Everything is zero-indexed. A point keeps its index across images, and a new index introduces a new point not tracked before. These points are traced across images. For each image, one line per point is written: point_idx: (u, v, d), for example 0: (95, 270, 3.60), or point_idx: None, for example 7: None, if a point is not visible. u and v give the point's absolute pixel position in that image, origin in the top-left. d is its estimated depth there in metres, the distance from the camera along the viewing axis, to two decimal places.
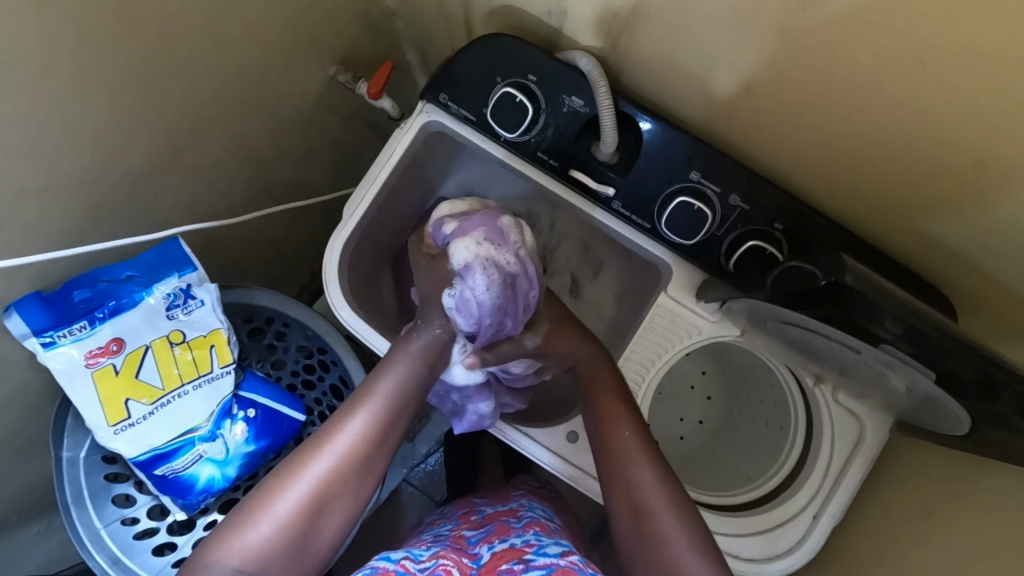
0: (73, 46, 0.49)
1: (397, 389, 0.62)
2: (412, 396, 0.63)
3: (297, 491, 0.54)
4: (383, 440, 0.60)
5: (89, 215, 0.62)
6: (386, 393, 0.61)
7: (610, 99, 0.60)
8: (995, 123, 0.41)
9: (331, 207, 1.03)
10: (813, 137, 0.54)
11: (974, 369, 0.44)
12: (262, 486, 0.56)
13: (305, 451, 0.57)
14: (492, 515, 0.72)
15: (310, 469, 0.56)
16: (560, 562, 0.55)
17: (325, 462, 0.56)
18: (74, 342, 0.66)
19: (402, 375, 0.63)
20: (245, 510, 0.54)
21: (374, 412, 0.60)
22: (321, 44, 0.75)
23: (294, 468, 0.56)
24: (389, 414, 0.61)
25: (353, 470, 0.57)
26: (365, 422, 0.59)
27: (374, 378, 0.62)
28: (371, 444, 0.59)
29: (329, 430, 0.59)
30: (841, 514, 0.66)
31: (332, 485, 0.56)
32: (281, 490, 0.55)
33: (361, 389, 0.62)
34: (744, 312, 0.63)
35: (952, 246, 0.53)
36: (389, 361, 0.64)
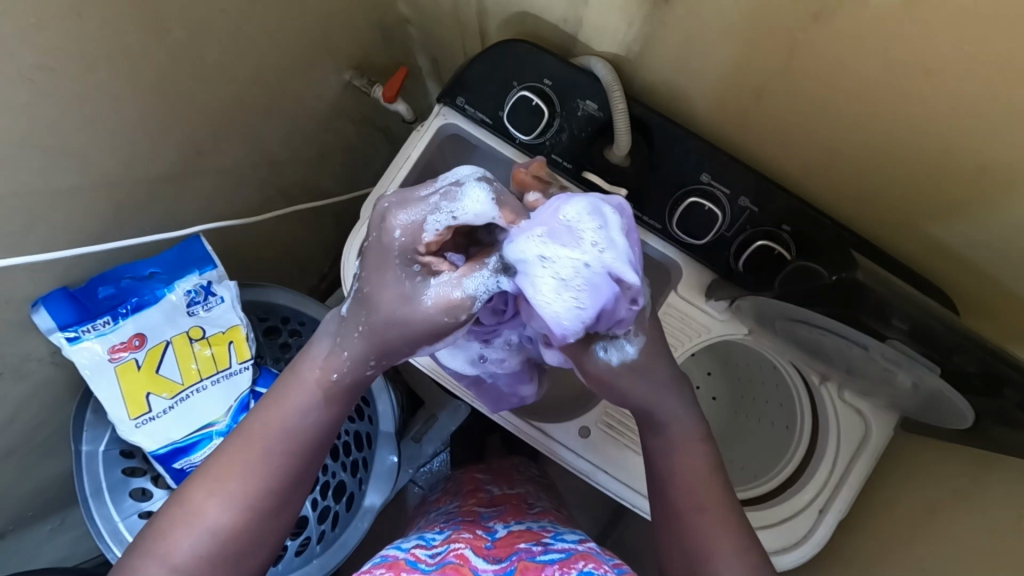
0: (109, 49, 0.51)
1: (300, 431, 0.53)
2: (322, 435, 0.54)
3: (190, 544, 0.50)
4: (288, 482, 0.53)
5: (114, 212, 0.63)
6: (286, 427, 0.52)
7: (624, 103, 0.61)
8: (1001, 126, 0.43)
9: (343, 209, 1.04)
10: (821, 141, 0.55)
11: (978, 362, 0.46)
12: (158, 526, 0.52)
13: (198, 494, 0.52)
14: (501, 497, 0.75)
15: (203, 520, 0.51)
16: (578, 547, 0.57)
17: (219, 512, 0.51)
18: (97, 337, 0.68)
19: (306, 413, 0.53)
20: (140, 555, 0.51)
21: (274, 452, 0.52)
22: (338, 49, 0.77)
23: (187, 515, 0.51)
24: (292, 451, 0.53)
25: (256, 516, 0.52)
26: (263, 464, 0.52)
27: (271, 414, 0.53)
28: (275, 488, 0.52)
29: (221, 472, 0.52)
30: (846, 509, 0.67)
31: (230, 535, 0.51)
32: (174, 539, 0.50)
33: (257, 425, 0.53)
34: (753, 311, 0.64)
35: (952, 244, 0.55)
36: (288, 394, 0.53)
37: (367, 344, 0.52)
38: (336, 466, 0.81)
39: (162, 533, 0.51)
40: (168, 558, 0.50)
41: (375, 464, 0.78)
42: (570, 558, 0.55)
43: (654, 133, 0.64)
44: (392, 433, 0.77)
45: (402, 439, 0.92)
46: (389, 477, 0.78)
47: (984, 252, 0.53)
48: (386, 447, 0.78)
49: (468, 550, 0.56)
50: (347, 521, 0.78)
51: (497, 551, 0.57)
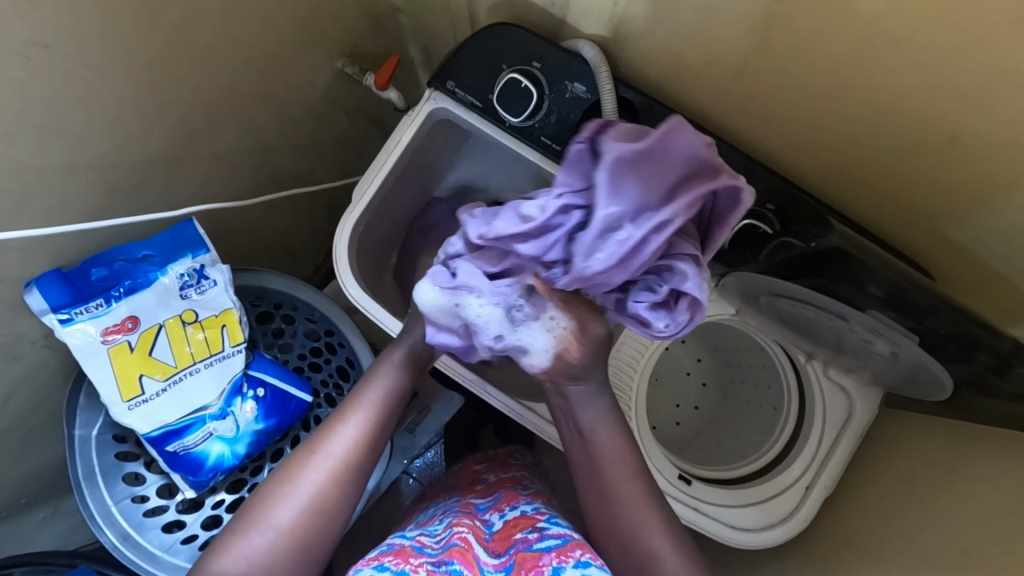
0: (101, 29, 0.52)
1: (384, 404, 0.64)
2: (398, 404, 0.65)
3: (294, 500, 0.57)
4: (372, 447, 0.62)
5: (106, 193, 0.64)
6: (373, 400, 0.64)
7: (612, 83, 0.63)
8: (973, 98, 0.44)
9: (335, 200, 1.05)
10: (802, 119, 0.56)
11: (953, 326, 0.46)
12: (259, 496, 0.58)
13: (299, 458, 0.60)
14: (497, 484, 0.75)
15: (305, 479, 0.58)
16: (573, 533, 0.56)
17: (320, 470, 0.59)
18: (91, 319, 0.68)
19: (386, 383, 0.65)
20: (246, 518, 0.57)
21: (364, 420, 0.62)
22: (330, 36, 0.78)
23: (290, 477, 0.58)
24: (379, 419, 0.63)
25: (348, 474, 0.60)
26: (356, 424, 0.62)
27: (360, 389, 0.64)
28: (362, 450, 0.61)
29: (321, 437, 0.61)
30: (832, 486, 0.68)
31: (327, 491, 0.59)
32: (279, 498, 0.57)
33: (352, 397, 0.64)
34: (738, 288, 0.67)
35: (934, 221, 0.56)
36: (376, 371, 0.66)
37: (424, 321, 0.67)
38: None
39: (267, 498, 0.58)
40: (273, 517, 0.56)
41: None
42: (566, 545, 0.54)
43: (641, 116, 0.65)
44: None
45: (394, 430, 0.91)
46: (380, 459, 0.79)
47: (957, 223, 0.55)
48: None
49: (471, 536, 0.57)
50: None
51: (496, 544, 0.58)
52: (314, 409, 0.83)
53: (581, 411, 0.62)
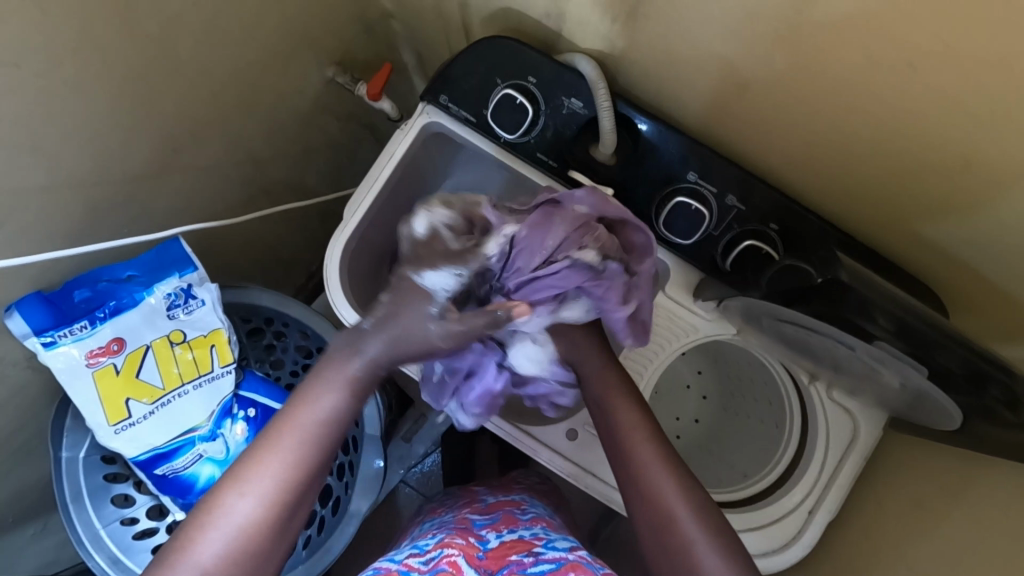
0: (76, 47, 0.50)
1: (322, 427, 0.56)
2: (338, 426, 0.57)
3: (215, 543, 0.51)
4: (310, 474, 0.55)
5: (88, 212, 0.62)
6: (311, 422, 0.55)
7: (610, 100, 0.60)
8: (987, 123, 0.42)
9: (329, 208, 1.03)
10: (808, 138, 0.54)
11: (964, 363, 0.46)
12: (180, 533, 0.52)
13: (224, 493, 0.53)
14: (496, 505, 0.73)
15: (229, 517, 0.52)
16: (569, 556, 0.56)
17: (247, 508, 0.52)
18: (75, 342, 0.66)
19: (325, 403, 0.56)
20: (161, 564, 0.50)
21: (299, 447, 0.55)
22: (320, 44, 0.76)
23: (212, 514, 0.52)
24: (316, 445, 0.56)
25: (279, 510, 0.53)
26: (288, 455, 0.54)
27: (296, 408, 0.56)
28: (298, 482, 0.54)
29: (249, 470, 0.53)
30: (836, 510, 0.67)
31: (255, 531, 0.52)
32: (198, 540, 0.51)
33: (285, 417, 0.56)
34: (741, 310, 0.64)
35: (941, 242, 0.55)
36: (313, 387, 0.57)
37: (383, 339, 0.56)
38: None
39: (186, 539, 0.51)
40: (193, 560, 0.50)
41: (361, 467, 0.77)
42: (560, 569, 0.53)
43: (640, 132, 0.63)
44: (378, 434, 0.76)
45: (390, 439, 0.91)
46: (373, 481, 0.77)
47: (969, 246, 0.53)
48: (371, 451, 0.77)
49: (461, 558, 0.55)
50: (332, 527, 0.76)
51: (489, 563, 0.56)
52: None
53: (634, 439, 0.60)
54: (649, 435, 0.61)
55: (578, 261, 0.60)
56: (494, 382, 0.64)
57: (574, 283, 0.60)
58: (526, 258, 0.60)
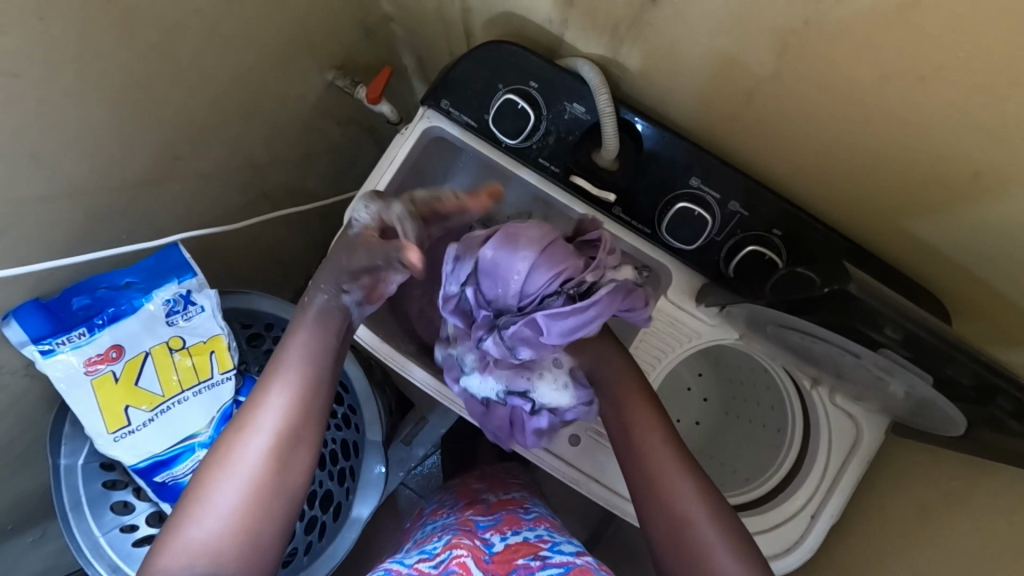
0: (76, 55, 0.49)
1: (314, 371, 0.61)
2: (327, 362, 0.62)
3: (245, 454, 0.56)
4: (317, 389, 0.61)
5: (87, 220, 0.61)
6: (309, 345, 0.62)
7: (612, 106, 0.60)
8: (994, 134, 0.42)
9: (329, 211, 1.02)
10: (814, 145, 0.54)
11: (974, 375, 0.45)
12: (195, 484, 0.56)
13: (245, 413, 0.59)
14: (498, 505, 0.72)
15: (253, 432, 0.57)
16: (576, 561, 0.55)
17: (267, 421, 0.58)
18: (73, 349, 0.66)
19: (314, 326, 0.63)
20: (198, 483, 0.56)
21: (303, 368, 0.61)
22: (319, 48, 0.75)
23: (213, 472, 0.56)
24: (319, 367, 0.62)
25: (298, 421, 0.59)
26: (295, 376, 0.60)
27: (295, 336, 0.63)
28: (295, 424, 0.59)
29: (261, 391, 0.60)
30: (839, 514, 0.67)
31: (278, 440, 0.57)
32: (228, 455, 0.56)
33: (287, 345, 0.62)
34: (744, 317, 0.64)
35: (948, 250, 0.54)
36: (304, 315, 0.64)
37: (332, 274, 0.62)
38: (322, 475, 0.78)
39: (217, 458, 0.57)
40: (214, 503, 0.54)
41: (363, 473, 0.77)
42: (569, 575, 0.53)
43: (640, 135, 0.62)
44: (379, 440, 0.76)
45: (391, 441, 0.90)
46: (375, 487, 0.77)
47: (978, 254, 0.52)
48: (373, 458, 0.77)
49: (470, 559, 0.55)
50: (335, 531, 0.76)
51: (495, 567, 0.56)
52: None
53: (650, 440, 0.61)
54: (664, 438, 0.61)
55: (612, 284, 0.60)
56: (541, 423, 0.66)
57: (611, 307, 0.60)
58: (507, 276, 0.59)
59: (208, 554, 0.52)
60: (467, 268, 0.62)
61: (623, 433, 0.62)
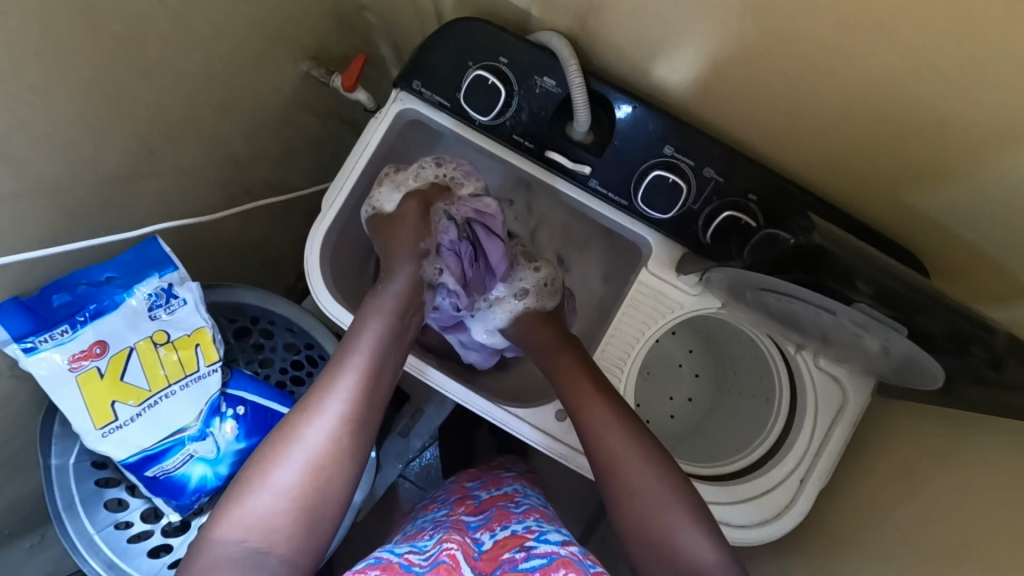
0: (39, 46, 0.49)
1: (378, 352, 0.62)
2: (392, 348, 0.64)
3: (293, 458, 0.55)
4: (371, 397, 0.60)
5: (63, 216, 0.61)
6: (366, 352, 0.62)
7: (582, 77, 0.60)
8: (960, 81, 0.42)
9: (314, 205, 1.02)
10: (782, 106, 0.54)
11: (945, 323, 0.45)
12: (255, 460, 0.56)
13: (296, 416, 0.58)
14: (489, 500, 0.72)
15: (306, 437, 0.56)
16: (561, 551, 0.55)
17: (321, 426, 0.57)
18: (56, 347, 0.65)
19: (371, 332, 0.63)
20: (242, 484, 0.55)
21: (358, 374, 0.60)
22: (292, 38, 0.75)
23: (257, 480, 0.54)
24: (373, 374, 0.61)
25: (351, 427, 0.58)
26: (350, 382, 0.59)
27: (352, 338, 0.62)
28: (347, 434, 0.57)
29: (316, 394, 0.59)
30: (827, 477, 0.67)
31: (330, 446, 0.56)
32: (278, 459, 0.55)
33: (343, 348, 0.62)
34: (724, 282, 0.62)
35: (920, 204, 0.55)
36: (364, 319, 0.64)
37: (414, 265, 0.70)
38: None
39: (264, 462, 0.56)
40: (274, 478, 0.54)
41: None
42: (551, 565, 0.52)
43: (621, 114, 0.63)
44: None
45: (386, 436, 0.90)
46: (369, 473, 0.77)
47: (953, 213, 0.53)
48: None
49: (460, 553, 0.56)
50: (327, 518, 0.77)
51: (484, 565, 0.56)
52: None
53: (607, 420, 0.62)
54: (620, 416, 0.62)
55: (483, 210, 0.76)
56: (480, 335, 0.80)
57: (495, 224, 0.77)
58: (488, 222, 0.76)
59: (262, 536, 0.52)
60: (451, 233, 0.75)
61: (580, 423, 0.63)
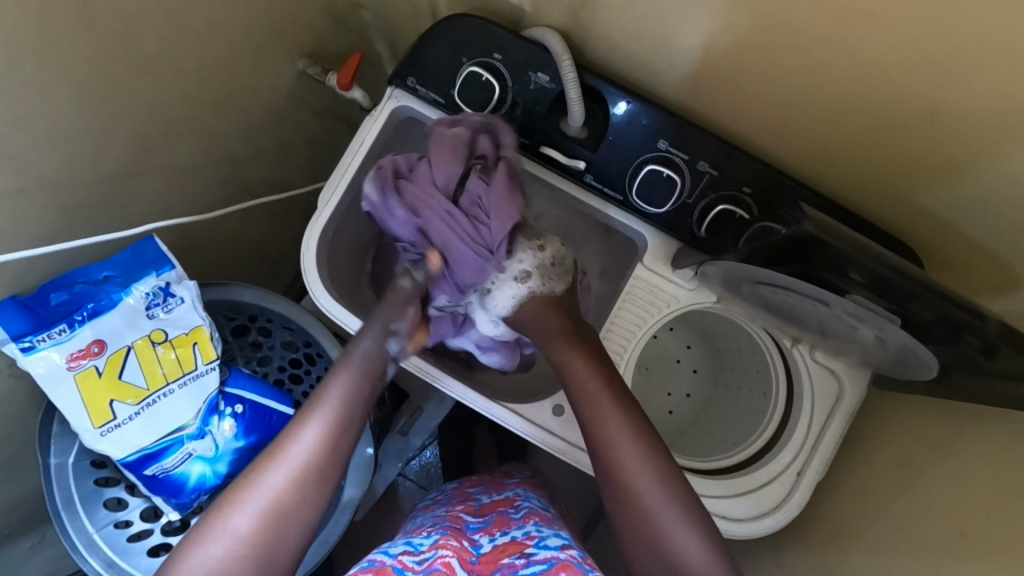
0: (35, 44, 0.49)
1: (347, 398, 0.62)
2: (363, 397, 0.63)
3: (250, 508, 0.55)
4: (337, 447, 0.60)
5: (60, 215, 0.61)
6: (336, 399, 0.61)
7: (576, 72, 0.60)
8: (951, 70, 0.42)
9: (312, 204, 1.03)
10: (775, 98, 0.54)
11: (937, 311, 0.45)
12: (216, 504, 0.56)
13: (259, 463, 0.57)
14: (490, 504, 0.72)
15: (265, 486, 0.56)
16: (560, 555, 0.55)
17: (281, 476, 0.56)
18: (54, 345, 0.66)
19: (341, 379, 0.62)
20: (199, 528, 0.55)
21: (325, 422, 0.60)
22: (288, 37, 0.75)
23: (213, 526, 0.54)
24: (341, 423, 0.61)
25: (311, 479, 0.57)
26: (316, 431, 0.59)
27: (324, 384, 0.62)
28: (306, 485, 0.57)
29: (281, 440, 0.59)
30: (824, 470, 0.67)
31: (288, 497, 0.56)
32: (235, 507, 0.55)
33: (314, 395, 0.61)
34: (719, 276, 0.63)
35: (914, 195, 0.55)
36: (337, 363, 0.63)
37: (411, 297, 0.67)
38: None
39: (223, 507, 0.56)
40: (229, 527, 0.54)
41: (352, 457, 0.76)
42: (551, 569, 0.53)
43: (620, 110, 0.63)
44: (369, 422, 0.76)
45: (386, 434, 0.90)
46: (365, 470, 0.76)
47: (947, 202, 0.53)
48: (363, 440, 0.77)
49: (456, 560, 0.56)
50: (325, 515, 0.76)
51: (482, 567, 0.57)
52: None
53: (607, 413, 0.61)
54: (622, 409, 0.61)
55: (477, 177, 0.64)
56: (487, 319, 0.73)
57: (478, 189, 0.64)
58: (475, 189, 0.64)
59: None
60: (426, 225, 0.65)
61: (584, 418, 0.62)
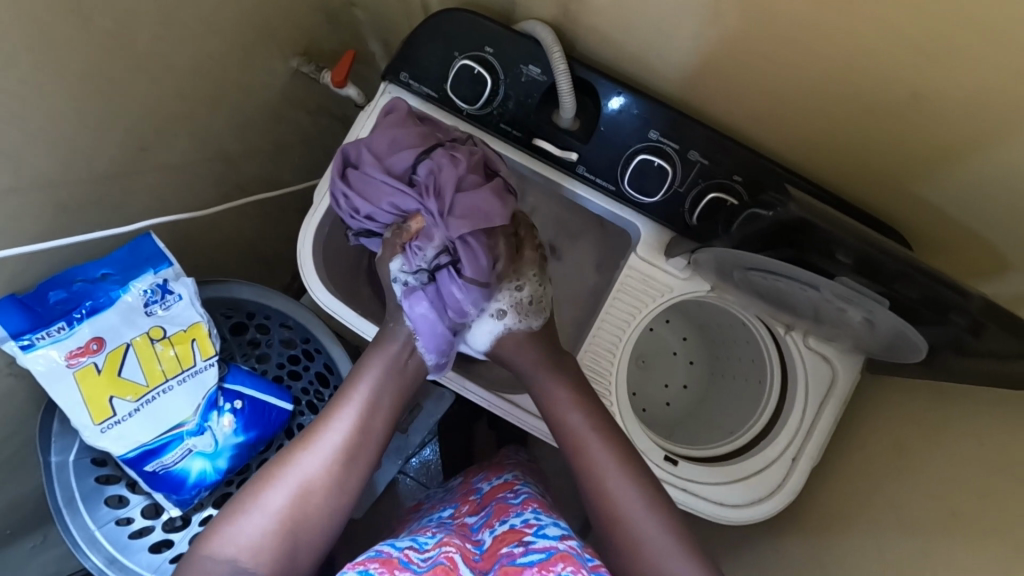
0: (31, 42, 0.50)
1: (374, 388, 0.66)
2: (394, 388, 0.67)
3: (285, 486, 0.59)
4: (368, 434, 0.64)
5: (58, 212, 0.62)
6: (369, 389, 0.66)
7: (565, 63, 0.61)
8: (931, 55, 0.43)
9: (308, 203, 1.03)
10: (762, 87, 0.55)
11: (923, 290, 0.46)
12: (255, 483, 0.61)
13: (295, 447, 0.62)
14: (490, 493, 0.73)
15: (300, 466, 0.60)
16: (558, 545, 0.54)
17: (315, 458, 0.61)
18: (53, 342, 0.66)
19: (373, 371, 0.66)
20: (238, 503, 0.59)
21: (358, 409, 0.64)
22: (282, 35, 0.76)
23: (252, 501, 0.59)
24: (373, 411, 0.65)
25: (343, 462, 0.62)
26: (349, 417, 0.63)
27: (357, 374, 0.66)
28: (337, 468, 0.61)
29: (317, 426, 0.63)
30: (818, 455, 0.68)
31: (320, 479, 0.60)
32: (272, 485, 0.59)
33: (348, 384, 0.66)
34: (712, 264, 0.64)
35: (900, 181, 0.55)
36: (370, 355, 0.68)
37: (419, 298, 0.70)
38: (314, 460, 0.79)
39: (260, 486, 0.60)
40: (265, 502, 0.58)
41: None
42: (549, 560, 0.52)
43: (616, 106, 0.63)
44: None
45: None
46: None
47: (933, 184, 0.53)
48: None
49: (458, 556, 0.56)
50: None
51: (484, 563, 0.57)
52: (297, 416, 0.83)
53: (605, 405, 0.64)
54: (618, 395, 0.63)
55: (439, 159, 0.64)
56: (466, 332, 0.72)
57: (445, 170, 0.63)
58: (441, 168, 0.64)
59: (246, 556, 0.56)
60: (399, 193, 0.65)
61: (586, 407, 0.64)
